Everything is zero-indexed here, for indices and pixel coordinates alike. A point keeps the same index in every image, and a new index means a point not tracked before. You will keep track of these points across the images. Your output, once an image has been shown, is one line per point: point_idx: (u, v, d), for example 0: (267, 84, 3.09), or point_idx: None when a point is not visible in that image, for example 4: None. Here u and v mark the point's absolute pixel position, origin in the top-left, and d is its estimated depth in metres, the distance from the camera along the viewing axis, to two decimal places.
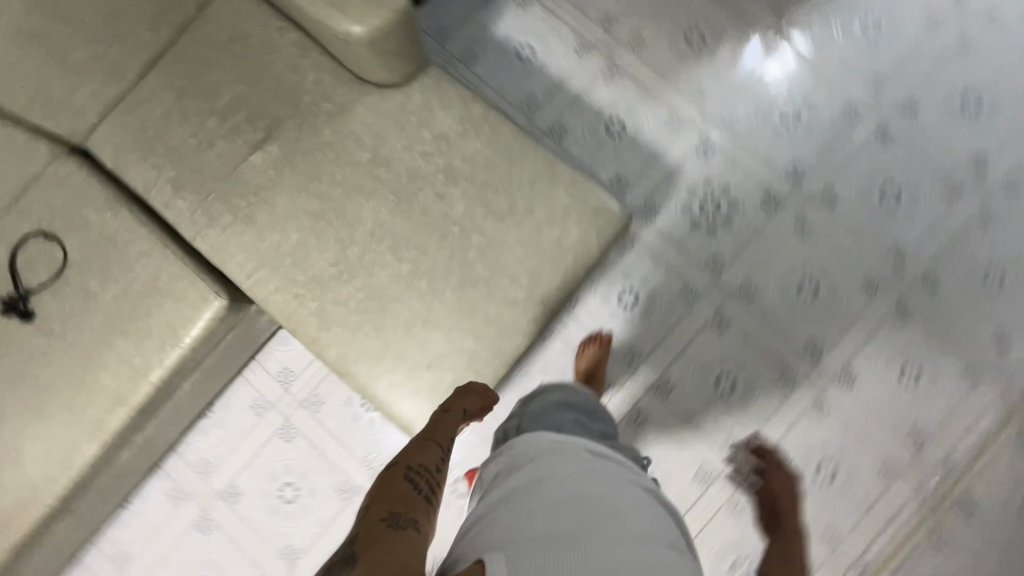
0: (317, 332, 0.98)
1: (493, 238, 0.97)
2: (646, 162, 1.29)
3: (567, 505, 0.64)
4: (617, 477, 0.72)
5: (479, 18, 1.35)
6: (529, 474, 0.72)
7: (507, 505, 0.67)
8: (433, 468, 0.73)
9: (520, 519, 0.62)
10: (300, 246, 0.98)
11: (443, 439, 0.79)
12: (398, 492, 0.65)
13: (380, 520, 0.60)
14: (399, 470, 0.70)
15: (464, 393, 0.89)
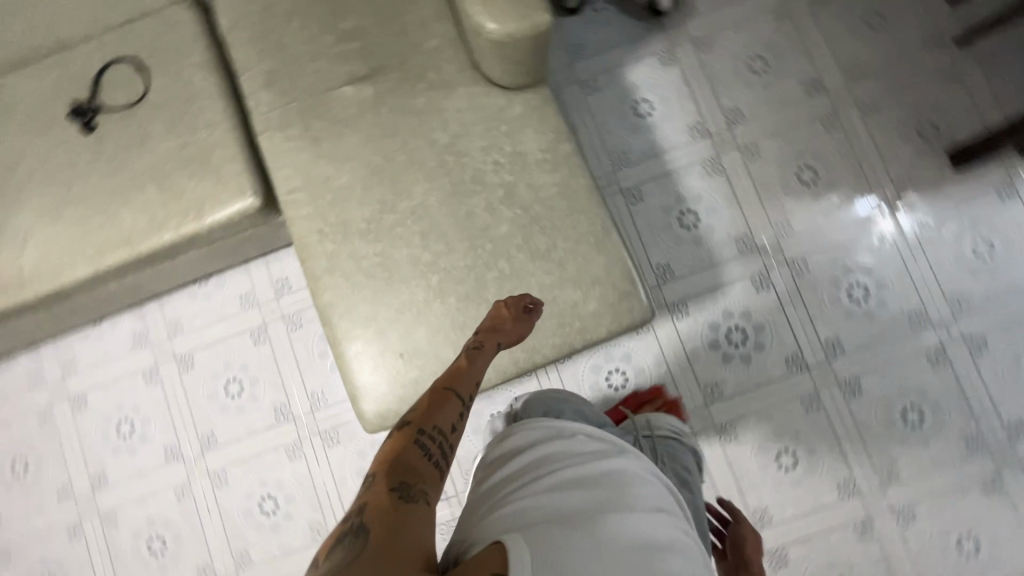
0: (320, 272, 0.99)
1: (518, 272, 0.96)
2: (700, 265, 1.26)
3: (580, 491, 0.62)
4: (621, 461, 0.70)
5: (618, 54, 1.32)
6: (537, 453, 0.70)
7: (517, 485, 0.64)
8: (448, 429, 0.70)
9: (531, 506, 0.60)
10: (347, 188, 1.00)
11: (465, 390, 0.77)
12: (409, 460, 0.63)
13: (390, 492, 0.57)
14: (411, 430, 0.68)
15: (495, 328, 0.86)
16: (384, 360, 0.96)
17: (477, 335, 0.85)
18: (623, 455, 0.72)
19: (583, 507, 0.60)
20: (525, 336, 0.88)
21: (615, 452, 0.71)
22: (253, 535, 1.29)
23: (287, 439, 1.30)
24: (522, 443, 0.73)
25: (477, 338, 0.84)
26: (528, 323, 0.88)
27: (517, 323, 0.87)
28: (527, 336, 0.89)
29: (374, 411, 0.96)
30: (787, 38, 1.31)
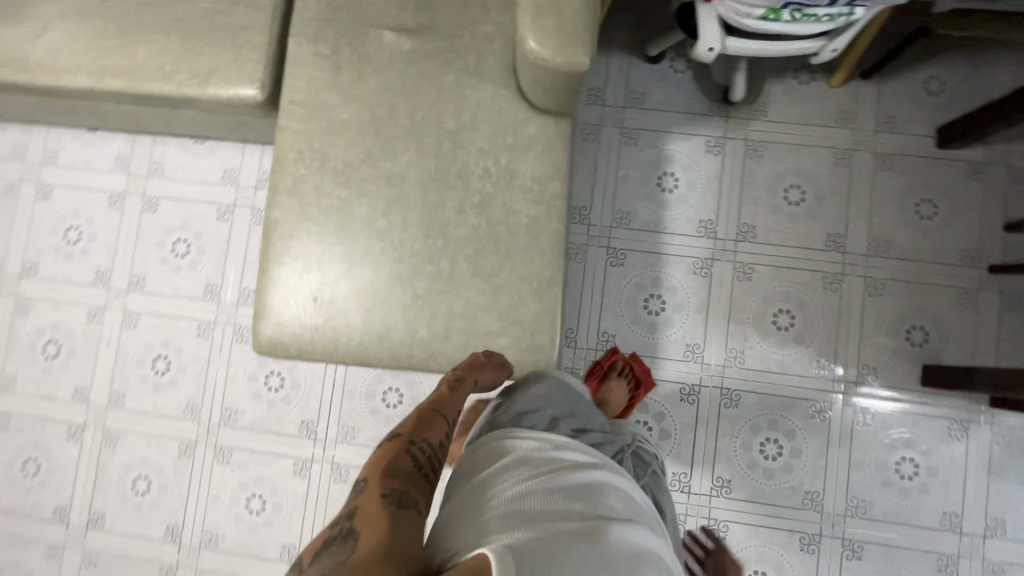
0: (283, 189, 1.00)
1: (455, 279, 0.96)
2: (641, 351, 1.25)
3: (562, 500, 0.61)
4: (601, 477, 0.67)
5: (671, 120, 1.29)
6: (512, 459, 0.67)
7: (497, 486, 0.62)
8: (438, 443, 0.66)
9: (507, 516, 0.57)
10: (342, 127, 1.00)
11: (453, 410, 0.73)
12: (398, 469, 0.60)
13: (378, 502, 0.54)
14: (400, 441, 0.64)
15: (477, 363, 0.82)
16: (298, 298, 0.98)
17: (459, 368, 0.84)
18: (603, 466, 0.70)
19: (567, 517, 0.58)
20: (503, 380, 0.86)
21: (596, 462, 0.70)
22: (136, 384, 1.34)
23: (204, 317, 1.33)
24: (496, 449, 0.69)
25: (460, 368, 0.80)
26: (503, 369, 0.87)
27: (494, 364, 0.84)
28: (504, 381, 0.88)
29: (268, 337, 0.98)
30: (835, 184, 1.26)
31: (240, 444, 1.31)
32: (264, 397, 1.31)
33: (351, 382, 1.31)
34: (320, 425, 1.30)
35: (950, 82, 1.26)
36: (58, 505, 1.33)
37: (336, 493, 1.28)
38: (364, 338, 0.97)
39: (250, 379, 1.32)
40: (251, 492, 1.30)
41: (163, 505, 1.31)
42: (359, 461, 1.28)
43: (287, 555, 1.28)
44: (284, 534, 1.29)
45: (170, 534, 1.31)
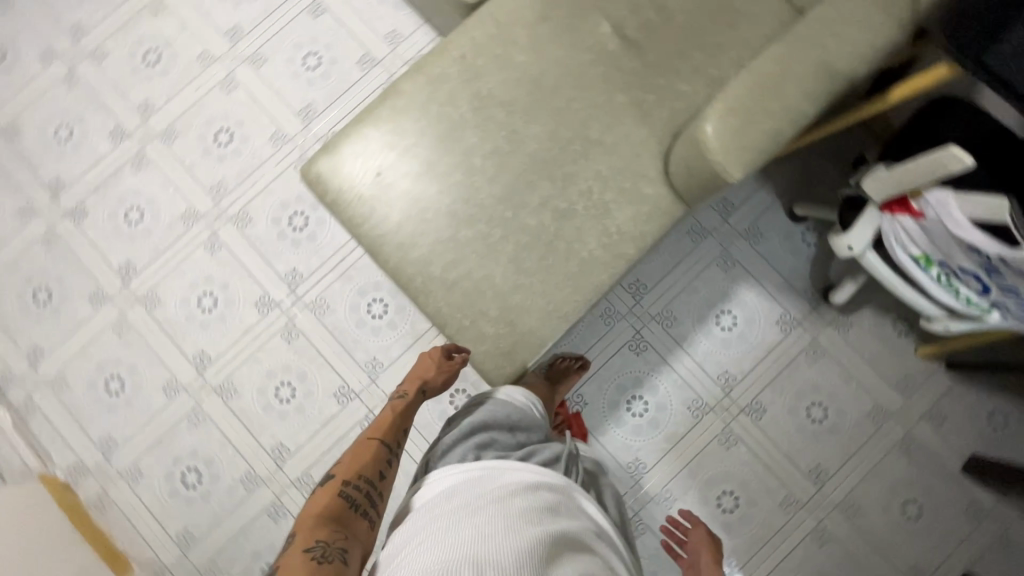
0: (426, 78, 1.01)
1: (501, 258, 0.96)
2: (596, 431, 1.26)
3: (493, 505, 0.61)
4: (528, 485, 0.67)
5: (765, 273, 1.29)
6: (443, 491, 0.66)
7: (432, 518, 0.61)
8: (373, 476, 0.80)
9: (438, 539, 0.56)
10: (509, 69, 1.00)
11: (388, 437, 0.87)
12: (331, 509, 0.74)
13: (307, 548, 0.67)
14: (334, 483, 0.78)
15: (425, 374, 0.96)
16: (371, 175, 0.99)
17: (405, 385, 0.96)
18: (538, 470, 0.71)
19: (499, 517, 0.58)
20: (457, 374, 0.98)
21: (523, 470, 0.70)
22: (192, 136, 1.36)
23: (285, 128, 1.35)
24: (425, 489, 0.69)
25: (403, 389, 0.95)
26: (450, 368, 0.97)
27: (440, 368, 0.97)
28: (458, 375, 1.00)
29: (323, 184, 1.00)
30: (854, 430, 1.25)
31: (232, 247, 1.33)
32: (277, 224, 1.33)
33: (349, 268, 1.32)
34: (303, 282, 1.32)
35: (1012, 426, 1.24)
36: (60, 177, 1.37)
37: (273, 346, 1.30)
38: (395, 246, 0.98)
39: (281, 203, 1.34)
40: (209, 290, 1.32)
41: (136, 245, 1.34)
42: (311, 335, 1.30)
43: (197, 361, 1.30)
44: (207, 342, 1.31)
45: (124, 269, 1.33)
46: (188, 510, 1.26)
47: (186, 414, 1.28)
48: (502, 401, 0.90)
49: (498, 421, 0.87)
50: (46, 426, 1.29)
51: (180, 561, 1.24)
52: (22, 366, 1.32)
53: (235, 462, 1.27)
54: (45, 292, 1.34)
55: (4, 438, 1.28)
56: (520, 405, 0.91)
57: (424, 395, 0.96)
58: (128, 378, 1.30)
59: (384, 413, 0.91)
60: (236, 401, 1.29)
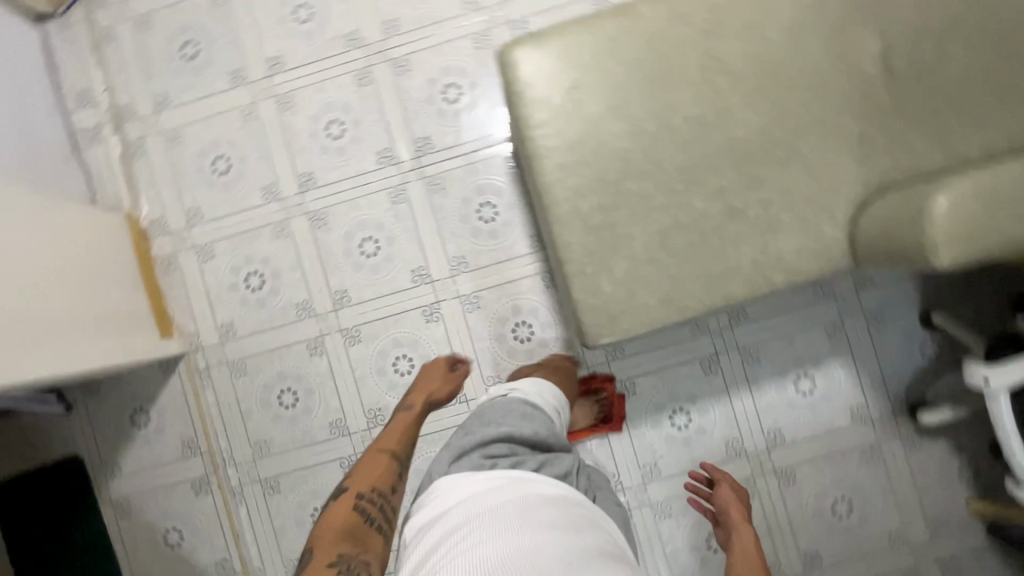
0: (670, 10, 0.92)
1: (651, 226, 0.91)
2: (630, 423, 1.25)
3: (513, 507, 0.77)
4: (542, 493, 0.82)
5: (865, 362, 1.23)
6: (468, 492, 0.83)
7: (463, 514, 0.78)
8: (387, 488, 0.87)
9: (470, 535, 0.73)
10: (755, 41, 0.91)
11: (395, 448, 0.94)
12: (350, 523, 0.80)
13: (331, 561, 0.72)
14: (351, 494, 0.85)
15: (425, 393, 1.08)
16: (567, 85, 0.93)
17: (412, 397, 1.07)
18: (551, 482, 0.87)
19: (518, 519, 0.74)
20: (458, 383, 1.14)
21: (535, 481, 0.85)
22: None
23: None
24: (447, 488, 0.86)
25: (410, 402, 1.05)
26: (452, 378, 1.15)
27: (448, 376, 1.14)
28: (458, 387, 1.14)
29: (516, 73, 0.94)
30: (866, 540, 1.23)
31: (381, 87, 1.28)
32: (431, 86, 1.28)
33: (478, 161, 1.27)
34: (431, 153, 1.27)
35: None
36: None
37: (377, 199, 1.28)
38: (557, 165, 0.93)
39: (443, 68, 1.27)
40: (341, 119, 1.29)
41: (293, 41, 1.29)
42: (415, 207, 1.28)
43: (303, 179, 1.29)
44: (319, 167, 1.29)
45: (272, 62, 1.30)
46: (242, 308, 1.29)
47: (273, 222, 1.29)
48: (533, 412, 1.01)
49: (520, 436, 0.94)
50: (148, 173, 1.31)
51: (217, 347, 1.30)
52: (147, 107, 1.31)
53: (298, 287, 1.29)
54: (193, 47, 1.31)
55: (106, 165, 1.30)
56: (549, 407, 1.05)
57: (428, 408, 1.06)
58: (237, 164, 1.30)
59: (392, 427, 1.00)
60: (322, 234, 1.29)
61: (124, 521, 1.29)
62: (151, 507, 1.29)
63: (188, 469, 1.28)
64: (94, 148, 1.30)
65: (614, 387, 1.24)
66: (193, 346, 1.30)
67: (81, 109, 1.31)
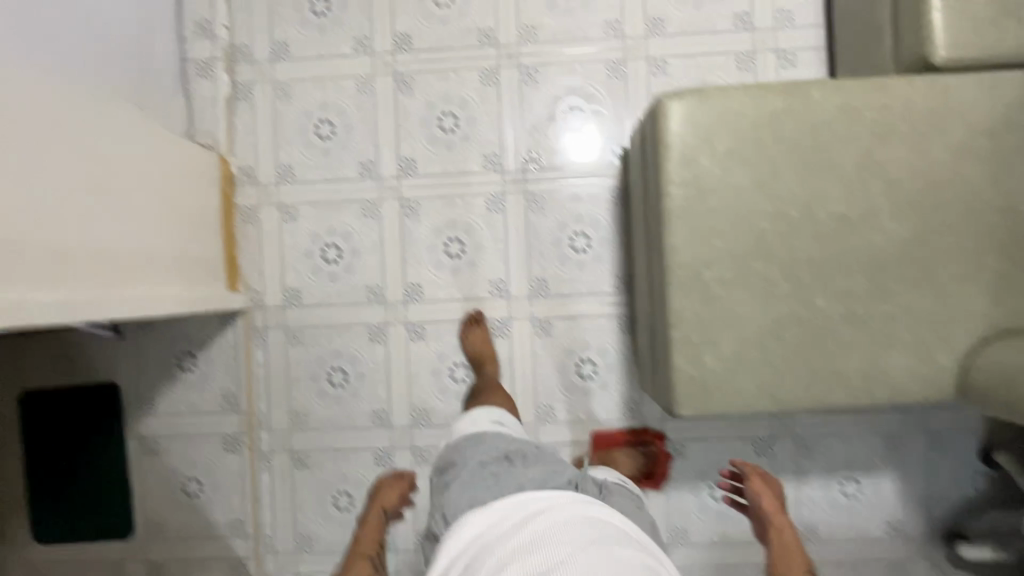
0: (840, 102, 0.89)
1: (769, 312, 0.89)
2: (670, 483, 1.24)
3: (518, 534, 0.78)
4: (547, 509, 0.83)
5: (915, 480, 1.22)
6: (473, 528, 0.85)
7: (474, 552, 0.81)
8: None
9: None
10: (919, 154, 0.88)
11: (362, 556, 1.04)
12: None
13: None
14: None
15: (376, 497, 1.14)
16: (720, 150, 0.90)
17: (367, 510, 1.13)
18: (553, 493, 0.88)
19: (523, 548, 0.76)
20: (411, 484, 1.17)
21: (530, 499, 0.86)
22: None
23: (626, 25, 1.24)
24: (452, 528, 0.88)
25: (365, 514, 1.13)
26: (402, 484, 1.16)
27: (393, 488, 1.15)
28: (411, 486, 1.17)
29: (672, 126, 0.91)
30: None
31: (504, 92, 1.25)
32: (553, 103, 1.25)
33: (582, 189, 1.25)
34: (537, 170, 1.25)
35: None
36: None
37: (472, 201, 1.25)
38: (690, 228, 0.90)
39: (569, 88, 1.24)
40: (456, 113, 1.26)
41: (427, 24, 1.26)
42: (508, 220, 1.25)
43: (403, 164, 1.26)
44: (422, 156, 1.26)
45: (400, 38, 1.26)
46: (313, 277, 1.27)
47: (364, 200, 1.26)
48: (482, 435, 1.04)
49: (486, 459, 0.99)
50: (250, 119, 1.28)
51: (279, 309, 1.27)
52: (263, 54, 1.28)
53: (372, 271, 1.27)
54: (324, 5, 1.27)
55: (209, 101, 1.27)
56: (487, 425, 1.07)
57: (389, 514, 1.13)
58: (340, 132, 1.27)
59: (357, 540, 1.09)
60: (409, 223, 1.26)
61: (147, 459, 1.27)
62: (177, 451, 1.27)
63: (222, 424, 1.26)
64: (201, 82, 1.27)
65: (662, 442, 1.24)
66: (255, 303, 1.27)
67: (197, 39, 1.27)
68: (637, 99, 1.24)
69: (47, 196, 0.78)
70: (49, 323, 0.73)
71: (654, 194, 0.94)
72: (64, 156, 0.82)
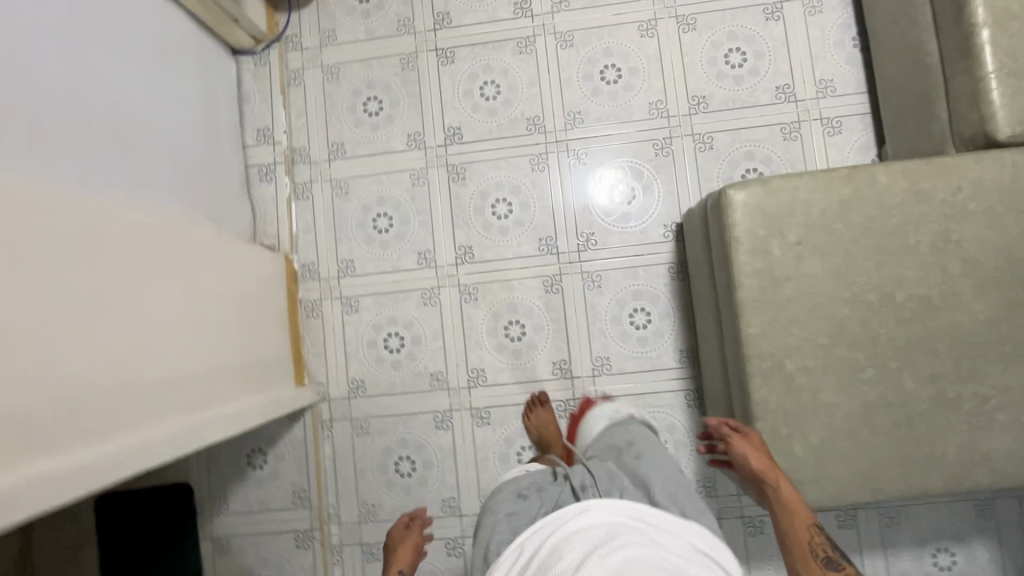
0: (910, 184, 0.90)
1: (856, 398, 0.89)
2: (753, 562, 1.21)
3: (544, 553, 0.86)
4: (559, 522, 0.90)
5: (1014, 548, 1.16)
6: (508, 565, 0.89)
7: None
8: None
9: None
10: (996, 231, 0.88)
11: None
12: None
13: None
14: None
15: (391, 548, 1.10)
16: (791, 239, 0.91)
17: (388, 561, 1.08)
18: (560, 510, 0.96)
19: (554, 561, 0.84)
20: (420, 523, 1.15)
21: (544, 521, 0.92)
22: (585, 55, 1.30)
23: (670, 104, 1.28)
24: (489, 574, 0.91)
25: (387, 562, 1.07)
26: (412, 530, 1.13)
27: (405, 536, 1.12)
28: (422, 526, 1.15)
29: (740, 218, 0.92)
30: None
31: (554, 175, 1.28)
32: (605, 184, 1.27)
33: (639, 265, 1.26)
34: (593, 250, 1.27)
35: None
36: (450, 13, 1.33)
37: (531, 284, 1.27)
38: (768, 318, 0.90)
39: (617, 168, 1.28)
40: (509, 199, 1.29)
41: (476, 116, 1.31)
42: (567, 300, 1.26)
43: (460, 251, 1.29)
44: (478, 243, 1.29)
45: (451, 131, 1.31)
46: (377, 367, 1.29)
47: (424, 288, 1.29)
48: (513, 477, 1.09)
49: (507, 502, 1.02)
50: (310, 217, 1.33)
51: (345, 401, 1.29)
52: (321, 154, 1.33)
53: (435, 357, 1.28)
54: (376, 104, 1.33)
55: (271, 204, 1.33)
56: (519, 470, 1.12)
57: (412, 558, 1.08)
58: (398, 225, 1.31)
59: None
60: (469, 309, 1.28)
61: (222, 559, 1.28)
62: (251, 549, 1.27)
63: (294, 519, 1.27)
64: (265, 186, 1.33)
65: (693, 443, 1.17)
66: (321, 397, 1.29)
67: (259, 145, 1.34)
68: (686, 174, 1.26)
69: (125, 339, 0.79)
70: (117, 480, 0.72)
71: (725, 283, 0.96)
72: (133, 292, 0.82)
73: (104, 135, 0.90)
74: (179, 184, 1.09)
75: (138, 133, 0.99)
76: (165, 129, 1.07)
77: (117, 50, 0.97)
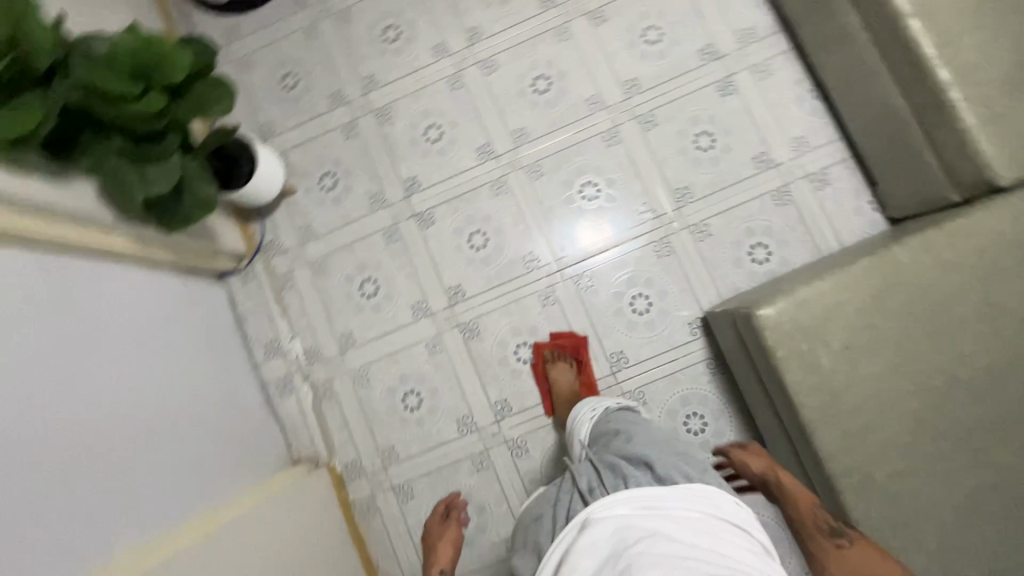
0: (934, 256, 0.89)
1: (958, 488, 0.86)
2: None
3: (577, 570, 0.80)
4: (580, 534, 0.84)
5: None
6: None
7: None
8: None
9: None
10: None
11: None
12: None
13: None
14: None
15: (432, 526, 1.20)
16: (836, 345, 0.89)
17: (429, 543, 1.18)
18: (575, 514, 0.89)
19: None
20: (456, 503, 1.22)
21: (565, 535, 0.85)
22: (559, 179, 1.31)
23: (655, 204, 1.28)
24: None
25: (429, 542, 1.18)
26: (450, 516, 1.20)
27: (443, 522, 1.20)
28: (458, 503, 1.23)
29: (779, 339, 0.90)
30: None
31: (566, 306, 1.28)
32: (617, 297, 1.27)
33: (678, 369, 1.23)
34: (627, 368, 1.25)
35: None
36: (417, 177, 1.34)
37: None
38: (840, 432, 0.88)
39: (628, 280, 1.27)
40: (530, 342, 1.27)
41: (472, 270, 1.31)
42: None
43: (497, 407, 1.27)
44: (513, 394, 1.27)
45: (453, 291, 1.31)
46: None
47: (473, 454, 1.26)
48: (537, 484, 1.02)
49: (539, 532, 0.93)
50: (339, 414, 1.30)
51: None
52: (332, 349, 1.32)
53: (505, 521, 1.24)
54: (372, 285, 1.33)
55: (299, 414, 1.30)
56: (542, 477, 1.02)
57: (452, 532, 1.17)
58: (428, 397, 1.29)
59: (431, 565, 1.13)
60: (523, 463, 1.25)
61: None
62: None
63: None
64: (286, 398, 1.31)
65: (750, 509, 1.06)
66: None
67: (270, 360, 1.32)
68: (693, 267, 1.26)
69: None
70: None
71: (782, 400, 0.93)
72: None
73: (135, 454, 0.89)
74: (201, 453, 1.03)
75: (159, 434, 0.96)
76: (183, 404, 1.05)
77: (124, 351, 0.96)
